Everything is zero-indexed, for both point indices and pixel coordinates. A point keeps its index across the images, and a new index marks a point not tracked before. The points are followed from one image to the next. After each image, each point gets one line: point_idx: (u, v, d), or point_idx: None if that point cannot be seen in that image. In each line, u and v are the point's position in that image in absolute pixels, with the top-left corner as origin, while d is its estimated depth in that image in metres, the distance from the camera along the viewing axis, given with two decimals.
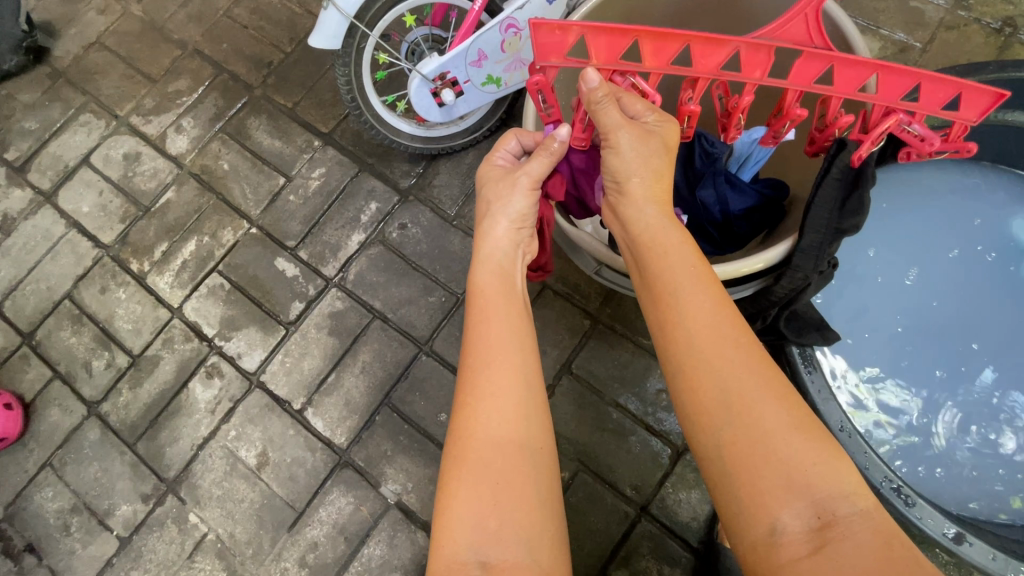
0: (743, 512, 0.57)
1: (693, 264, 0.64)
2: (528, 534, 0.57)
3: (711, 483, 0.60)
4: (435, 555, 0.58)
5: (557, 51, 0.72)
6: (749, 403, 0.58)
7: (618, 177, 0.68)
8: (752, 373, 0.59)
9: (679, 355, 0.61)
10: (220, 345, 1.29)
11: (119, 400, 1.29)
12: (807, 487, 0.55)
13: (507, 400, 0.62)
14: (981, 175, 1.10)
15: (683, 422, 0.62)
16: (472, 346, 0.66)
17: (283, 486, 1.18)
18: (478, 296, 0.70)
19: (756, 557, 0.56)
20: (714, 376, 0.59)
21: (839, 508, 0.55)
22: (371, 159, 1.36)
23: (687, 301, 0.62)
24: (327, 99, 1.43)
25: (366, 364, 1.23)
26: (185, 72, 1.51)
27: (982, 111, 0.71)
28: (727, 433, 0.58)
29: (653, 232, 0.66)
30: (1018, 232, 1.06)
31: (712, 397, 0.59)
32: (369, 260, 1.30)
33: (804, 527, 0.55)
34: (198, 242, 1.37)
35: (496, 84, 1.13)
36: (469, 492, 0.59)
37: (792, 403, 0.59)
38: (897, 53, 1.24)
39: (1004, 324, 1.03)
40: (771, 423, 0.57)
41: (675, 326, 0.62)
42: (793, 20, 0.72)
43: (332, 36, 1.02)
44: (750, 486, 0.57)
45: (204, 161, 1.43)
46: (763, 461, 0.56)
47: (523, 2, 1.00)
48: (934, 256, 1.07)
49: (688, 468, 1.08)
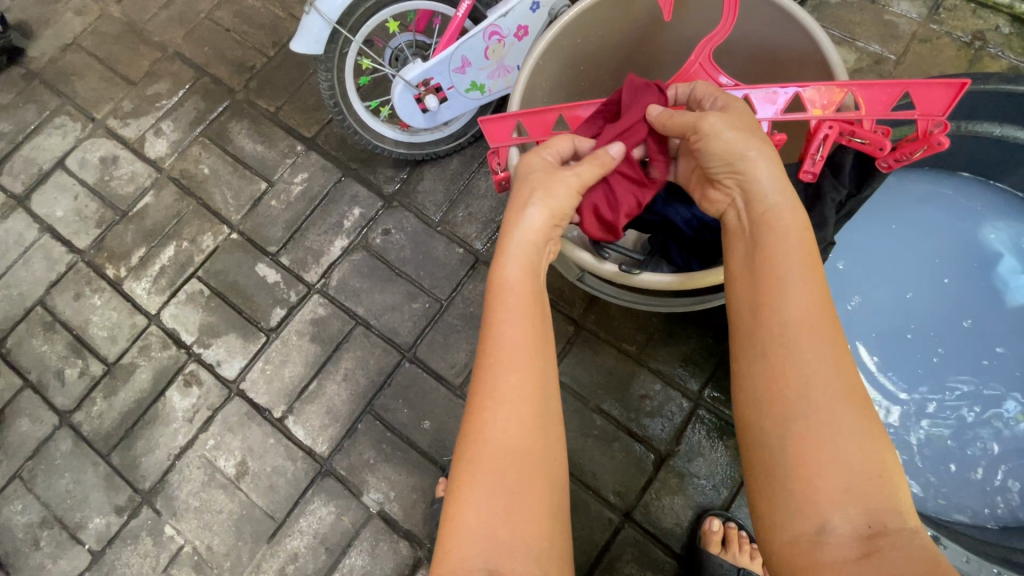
0: (787, 508, 0.51)
1: (805, 245, 0.58)
2: (537, 547, 0.56)
3: (756, 479, 0.55)
4: (441, 557, 0.57)
5: (503, 133, 0.82)
6: (829, 399, 0.52)
7: (727, 160, 0.65)
8: (837, 366, 0.53)
9: (768, 337, 0.56)
10: (199, 353, 1.26)
11: (93, 410, 1.25)
12: (864, 494, 0.49)
13: (522, 409, 0.59)
14: (954, 186, 1.13)
15: (748, 409, 0.56)
16: (496, 342, 0.61)
17: (263, 496, 1.16)
18: (498, 292, 0.64)
19: (793, 555, 0.50)
20: (796, 366, 0.54)
21: (891, 520, 0.49)
22: (355, 164, 1.36)
23: (794, 284, 0.56)
24: (310, 104, 1.42)
25: (349, 372, 1.22)
26: (165, 74, 1.49)
27: (945, 102, 0.70)
28: (796, 425, 0.52)
29: (771, 208, 0.61)
30: (990, 241, 1.09)
31: (793, 384, 0.53)
32: (351, 266, 1.28)
33: (855, 532, 0.49)
34: (176, 247, 1.35)
35: (480, 91, 1.13)
36: (481, 499, 0.57)
37: (865, 404, 0.53)
38: (872, 65, 1.27)
39: (978, 331, 1.05)
40: (844, 422, 0.51)
41: (768, 307, 0.56)
42: (692, 68, 0.90)
43: (315, 41, 1.02)
44: (803, 483, 0.51)
45: (184, 166, 1.41)
46: (828, 458, 0.50)
47: (506, 10, 1.00)
48: (898, 277, 1.10)
49: (671, 473, 1.08)
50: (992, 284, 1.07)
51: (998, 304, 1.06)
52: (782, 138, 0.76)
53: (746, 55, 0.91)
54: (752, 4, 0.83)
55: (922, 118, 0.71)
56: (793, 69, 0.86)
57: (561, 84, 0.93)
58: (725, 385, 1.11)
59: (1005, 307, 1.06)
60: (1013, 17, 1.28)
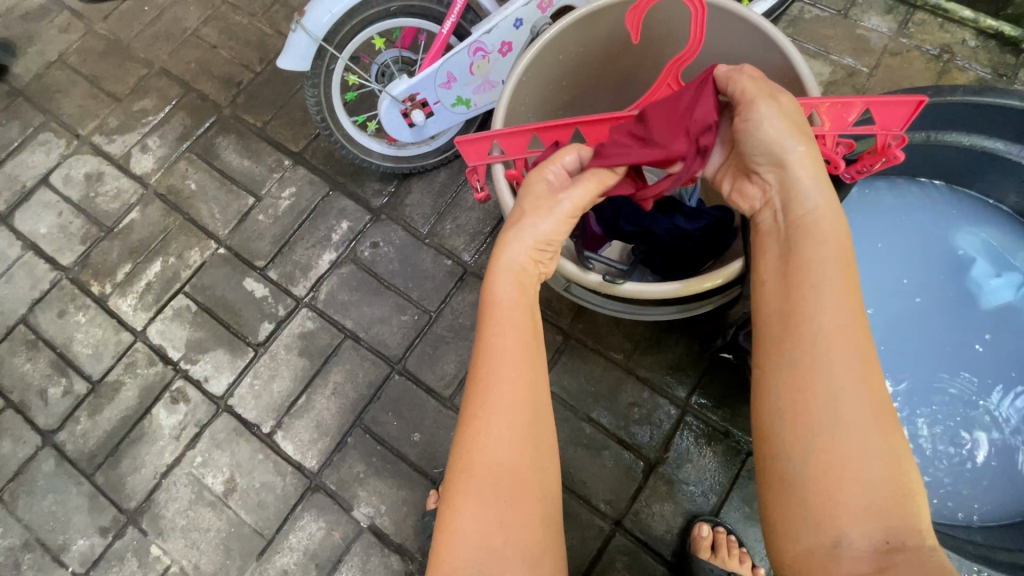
0: (804, 521, 0.54)
1: (844, 264, 0.58)
2: (531, 553, 0.58)
3: (773, 489, 0.57)
4: (435, 563, 0.58)
5: (481, 152, 0.83)
6: (853, 420, 0.54)
7: (770, 151, 0.64)
8: (866, 385, 0.55)
9: (798, 353, 0.57)
10: (186, 369, 1.26)
11: (77, 429, 1.23)
12: (881, 512, 0.52)
13: (516, 420, 0.60)
14: (928, 193, 1.16)
15: (771, 423, 0.57)
16: (493, 356, 0.62)
17: (252, 513, 1.15)
18: (491, 307, 0.64)
19: (808, 562, 0.53)
20: (826, 386, 0.55)
21: (908, 536, 0.51)
22: (342, 178, 1.36)
23: (830, 304, 0.56)
24: (298, 119, 1.43)
25: (338, 386, 1.22)
26: (152, 90, 1.49)
27: (901, 119, 0.74)
28: (818, 442, 0.54)
29: (813, 218, 0.60)
30: (962, 245, 1.13)
31: (819, 398, 0.55)
32: (340, 279, 1.29)
33: (872, 545, 0.51)
34: (163, 262, 1.34)
35: (465, 105, 1.15)
36: (475, 507, 0.58)
37: (890, 424, 0.55)
38: (846, 77, 1.32)
39: (955, 333, 1.08)
40: (868, 441, 0.53)
41: (800, 321, 0.57)
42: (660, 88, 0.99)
43: (301, 57, 1.03)
44: (823, 496, 0.53)
45: (171, 181, 1.41)
46: (851, 474, 0.53)
47: (490, 27, 1.02)
48: (872, 291, 1.12)
49: (661, 480, 1.09)
50: (966, 288, 1.10)
51: (972, 309, 1.09)
52: None
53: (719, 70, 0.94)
54: (725, 20, 0.86)
55: (881, 133, 0.74)
56: None
57: (544, 97, 0.95)
58: (711, 391, 1.13)
59: (978, 312, 1.09)
60: (978, 31, 1.33)
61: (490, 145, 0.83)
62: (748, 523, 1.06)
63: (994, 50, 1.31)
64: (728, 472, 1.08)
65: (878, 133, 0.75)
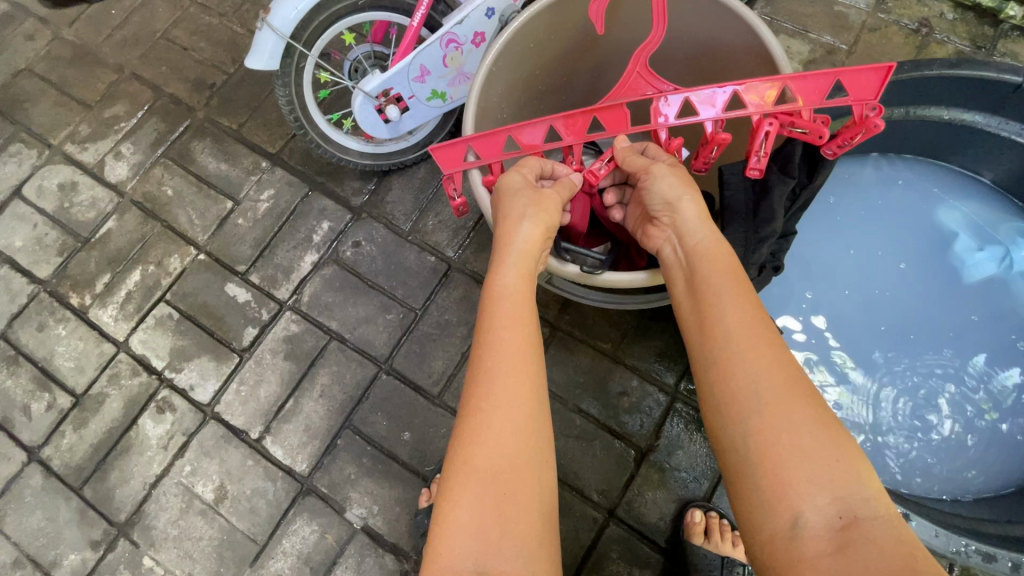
0: (762, 506, 0.55)
1: (736, 267, 0.67)
2: (529, 549, 0.56)
3: (733, 482, 0.58)
4: (429, 558, 0.56)
5: (456, 159, 0.82)
6: (778, 400, 0.57)
7: (666, 201, 0.73)
8: (782, 366, 0.59)
9: (715, 350, 0.62)
10: (171, 378, 1.24)
11: (62, 443, 1.22)
12: (830, 485, 0.53)
13: (516, 414, 0.61)
14: (907, 167, 1.16)
15: (715, 421, 0.60)
16: (492, 347, 0.64)
17: (244, 520, 1.14)
18: (493, 300, 0.67)
19: (774, 552, 0.53)
20: (742, 371, 0.59)
21: (861, 508, 0.52)
22: (321, 177, 1.35)
23: (728, 299, 0.64)
24: (274, 119, 1.41)
25: (325, 388, 1.20)
26: (123, 96, 1.46)
27: (874, 87, 0.73)
28: (754, 424, 0.57)
29: (702, 240, 0.69)
30: (945, 220, 1.13)
31: (744, 387, 0.59)
32: (323, 280, 1.27)
33: (827, 523, 0.52)
34: (143, 271, 1.32)
35: (441, 99, 1.13)
36: (473, 499, 0.57)
37: (819, 400, 0.58)
38: (825, 56, 1.30)
39: (942, 307, 1.08)
40: (798, 417, 0.56)
41: (711, 322, 0.63)
42: None
43: (270, 56, 1.00)
44: (772, 477, 0.54)
45: (147, 188, 1.39)
46: (788, 450, 0.55)
47: (461, 18, 1.00)
48: (845, 289, 1.11)
49: (653, 468, 1.09)
50: (950, 263, 1.10)
51: (957, 284, 1.09)
52: (726, 136, 0.75)
53: (691, 55, 0.93)
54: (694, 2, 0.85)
55: (856, 103, 0.73)
56: (742, 64, 0.86)
57: (520, 87, 0.95)
58: None
59: (964, 288, 1.09)
60: (956, 4, 1.32)
61: (465, 150, 0.82)
62: None
63: (972, 22, 1.30)
64: None
65: (852, 103, 0.74)
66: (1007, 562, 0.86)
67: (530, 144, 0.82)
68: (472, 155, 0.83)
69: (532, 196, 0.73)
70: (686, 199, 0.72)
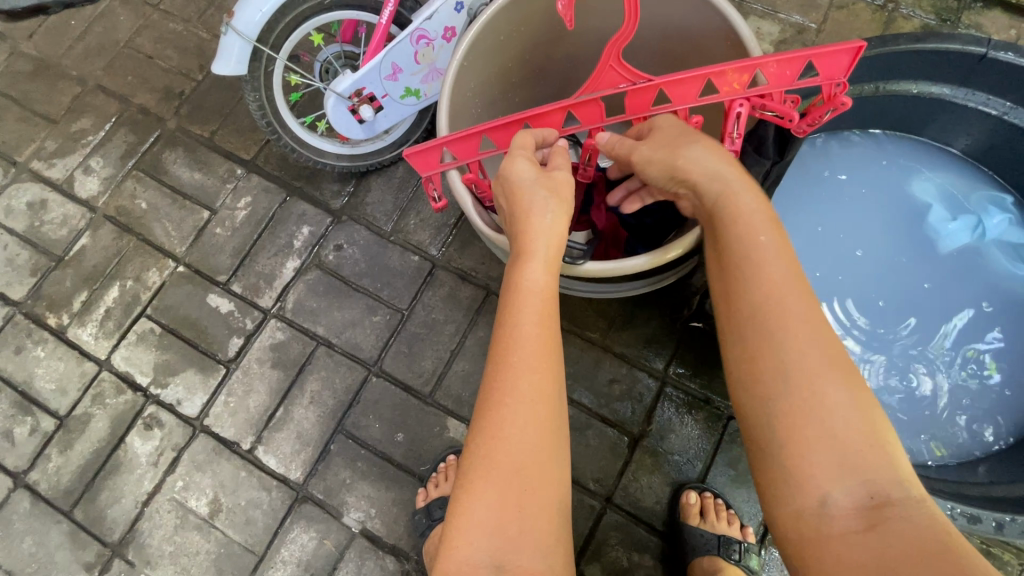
0: (788, 484, 0.57)
1: (772, 233, 0.63)
2: (544, 540, 0.57)
3: (759, 459, 0.60)
4: (447, 552, 0.57)
5: (432, 163, 0.80)
6: (814, 382, 0.57)
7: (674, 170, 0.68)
8: (819, 346, 0.58)
9: (743, 328, 0.61)
10: (157, 394, 1.22)
11: (49, 466, 1.20)
12: (858, 467, 0.54)
13: (538, 411, 0.59)
14: (878, 142, 1.18)
15: (741, 396, 0.61)
16: (512, 342, 0.60)
17: (240, 531, 1.13)
18: (514, 292, 0.63)
19: (800, 526, 0.56)
20: (776, 351, 0.58)
21: (890, 489, 0.53)
22: (299, 182, 1.33)
23: (765, 273, 0.61)
24: (247, 124, 1.38)
25: (315, 395, 1.19)
26: (89, 109, 1.43)
27: (844, 67, 0.73)
28: (782, 406, 0.57)
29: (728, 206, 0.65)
30: (916, 192, 1.15)
31: (773, 368, 0.58)
32: (306, 286, 1.26)
33: (855, 502, 0.54)
34: (121, 287, 1.30)
35: (416, 96, 1.12)
36: (492, 495, 0.57)
37: (854, 380, 0.58)
38: (795, 35, 1.32)
39: (917, 278, 1.11)
40: (832, 401, 0.56)
41: (738, 299, 0.62)
42: (604, 71, 0.87)
43: (236, 61, 0.98)
44: (801, 457, 0.56)
45: (120, 203, 1.36)
46: (818, 433, 0.56)
47: (430, 13, 0.99)
48: (823, 266, 1.13)
49: (646, 453, 1.10)
50: (924, 235, 1.12)
51: (931, 254, 1.11)
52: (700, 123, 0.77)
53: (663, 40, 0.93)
54: None
55: (826, 83, 0.74)
56: (714, 47, 0.86)
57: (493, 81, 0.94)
58: (688, 360, 1.14)
59: (938, 258, 1.11)
60: None
61: (440, 153, 0.80)
62: (734, 485, 1.08)
63: None
64: (712, 438, 1.10)
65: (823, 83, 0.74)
66: (992, 522, 0.84)
67: (505, 142, 0.80)
68: (448, 156, 0.81)
69: (540, 180, 0.67)
70: (696, 155, 0.67)
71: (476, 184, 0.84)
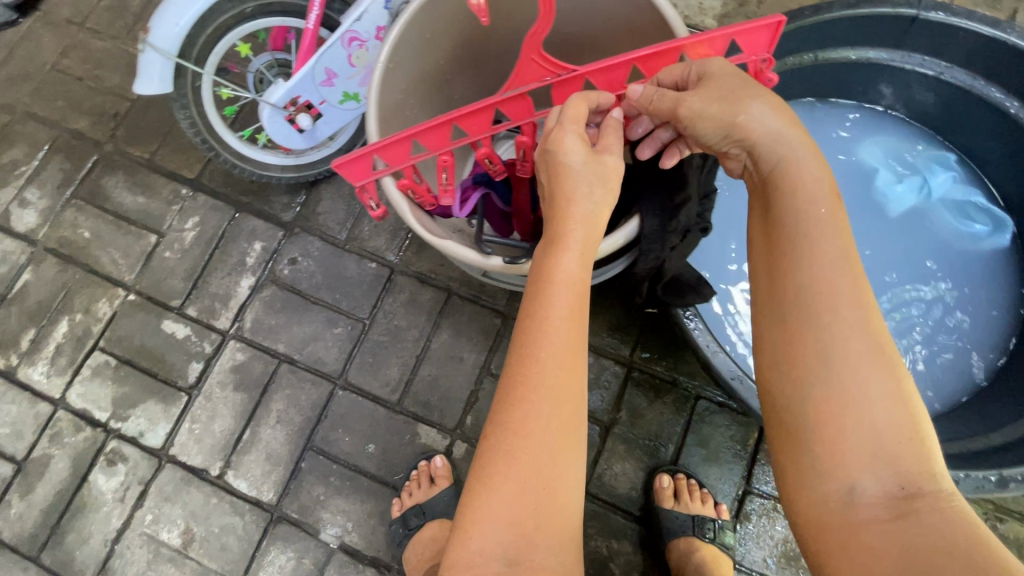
0: (813, 466, 0.56)
1: (828, 208, 0.61)
2: (559, 537, 0.55)
3: (783, 437, 0.59)
4: (458, 543, 0.55)
5: (364, 171, 0.78)
6: (855, 365, 0.56)
7: (730, 134, 0.64)
8: (863, 329, 0.57)
9: (785, 305, 0.60)
10: (117, 428, 1.19)
11: (11, 513, 1.16)
12: (891, 457, 0.53)
13: (561, 408, 0.56)
14: (822, 110, 1.18)
15: (773, 372, 0.60)
16: (539, 336, 0.57)
17: (216, 559, 1.11)
18: (546, 285, 0.59)
19: (822, 509, 0.55)
20: (822, 331, 0.57)
21: (924, 483, 0.52)
22: (247, 197, 1.29)
23: (815, 252, 0.59)
24: (188, 142, 1.34)
25: (282, 413, 1.17)
26: (20, 138, 1.37)
27: (766, 43, 0.72)
28: (818, 388, 0.56)
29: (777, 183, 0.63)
30: (862, 156, 1.16)
31: (813, 348, 0.58)
32: (263, 303, 1.23)
33: (885, 491, 0.52)
34: (70, 321, 1.25)
35: (356, 100, 1.09)
36: (509, 490, 0.55)
37: (896, 367, 0.56)
38: (737, 9, 1.31)
39: (869, 242, 1.12)
40: (873, 387, 0.55)
41: (785, 275, 0.61)
42: (524, 65, 0.83)
43: (159, 79, 0.95)
44: (832, 441, 0.55)
45: (61, 234, 1.31)
46: (854, 418, 0.54)
47: (359, 14, 0.95)
48: None
49: (618, 441, 1.10)
50: (872, 198, 1.13)
51: (880, 217, 1.12)
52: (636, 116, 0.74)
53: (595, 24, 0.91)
54: None
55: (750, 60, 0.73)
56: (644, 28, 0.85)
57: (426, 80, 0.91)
58: (652, 344, 1.14)
59: (887, 221, 1.12)
60: None
61: (371, 161, 0.77)
62: (707, 464, 1.09)
63: None
64: (680, 419, 1.10)
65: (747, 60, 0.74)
66: None
67: (438, 143, 0.77)
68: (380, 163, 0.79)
69: (589, 166, 0.62)
70: (754, 113, 0.62)
71: (413, 189, 0.82)
